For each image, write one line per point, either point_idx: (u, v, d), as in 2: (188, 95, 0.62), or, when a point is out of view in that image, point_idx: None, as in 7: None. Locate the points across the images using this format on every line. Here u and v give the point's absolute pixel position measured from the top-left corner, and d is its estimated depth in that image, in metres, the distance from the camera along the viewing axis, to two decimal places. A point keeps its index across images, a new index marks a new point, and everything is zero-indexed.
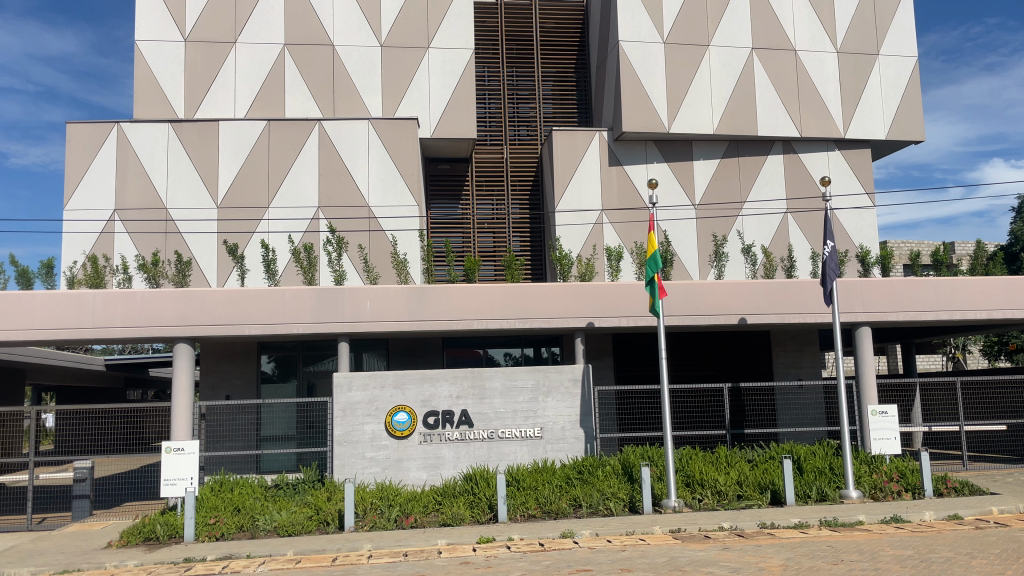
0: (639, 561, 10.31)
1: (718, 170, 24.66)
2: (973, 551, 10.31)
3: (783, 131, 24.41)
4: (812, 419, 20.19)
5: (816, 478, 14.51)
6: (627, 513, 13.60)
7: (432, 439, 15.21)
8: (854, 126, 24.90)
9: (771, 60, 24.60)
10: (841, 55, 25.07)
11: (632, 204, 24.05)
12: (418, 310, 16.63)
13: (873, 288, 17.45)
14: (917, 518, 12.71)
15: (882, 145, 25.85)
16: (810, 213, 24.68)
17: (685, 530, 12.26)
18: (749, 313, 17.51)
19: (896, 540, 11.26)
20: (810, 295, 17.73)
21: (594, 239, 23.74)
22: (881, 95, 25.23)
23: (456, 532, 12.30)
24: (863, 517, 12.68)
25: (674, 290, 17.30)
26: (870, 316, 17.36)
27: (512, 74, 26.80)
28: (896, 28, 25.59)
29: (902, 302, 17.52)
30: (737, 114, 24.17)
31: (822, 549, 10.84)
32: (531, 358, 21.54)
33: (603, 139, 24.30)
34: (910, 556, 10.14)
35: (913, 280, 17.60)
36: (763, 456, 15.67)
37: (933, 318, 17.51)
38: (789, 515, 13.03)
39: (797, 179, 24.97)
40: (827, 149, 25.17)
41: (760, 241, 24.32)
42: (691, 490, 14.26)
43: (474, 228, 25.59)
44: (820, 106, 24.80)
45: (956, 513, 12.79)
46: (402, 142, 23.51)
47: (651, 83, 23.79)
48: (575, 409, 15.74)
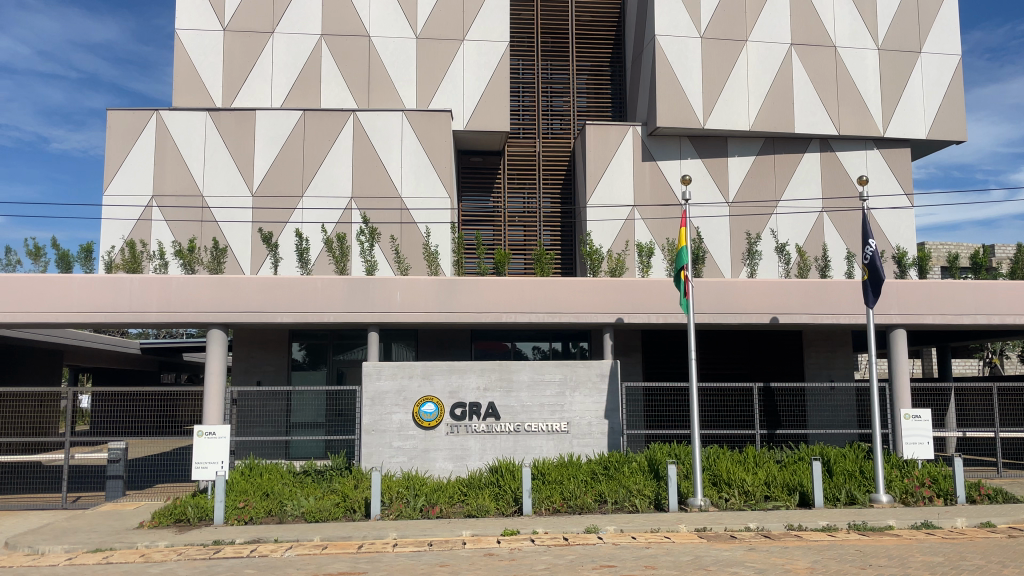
0: (663, 559, 10.29)
1: (753, 167, 24.37)
2: (1006, 560, 10.14)
3: (820, 128, 24.05)
4: (842, 421, 19.98)
5: (845, 481, 14.36)
6: (652, 510, 13.58)
7: (458, 431, 15.29)
8: (894, 124, 24.44)
9: (810, 56, 24.24)
10: (881, 52, 24.62)
11: (665, 201, 23.90)
12: (451, 302, 16.71)
13: (910, 289, 17.11)
14: (949, 524, 12.52)
15: (922, 145, 25.35)
16: (846, 212, 24.28)
17: (710, 530, 12.20)
18: (781, 313, 17.29)
19: (927, 547, 11.08)
20: (846, 295, 17.47)
21: (626, 234, 23.64)
22: (922, 94, 24.73)
23: (481, 523, 12.37)
24: (893, 522, 12.52)
25: (705, 287, 17.17)
26: (906, 318, 17.01)
27: (547, 67, 26.68)
28: (939, 25, 25.07)
29: (939, 305, 17.14)
30: (774, 111, 23.85)
31: (850, 552, 10.72)
32: (559, 353, 21.53)
33: (637, 133, 24.17)
34: (941, 563, 10.00)
35: (951, 283, 17.21)
36: (791, 457, 15.52)
37: (970, 322, 17.16)
38: (816, 517, 12.90)
39: (832, 177, 24.58)
40: (865, 147, 24.76)
41: (793, 240, 24.00)
42: (718, 489, 14.20)
43: (505, 221, 25.58)
44: (859, 104, 24.40)
45: (989, 521, 12.57)
46: (436, 134, 23.60)
47: (686, 79, 23.56)
48: (601, 405, 15.72)
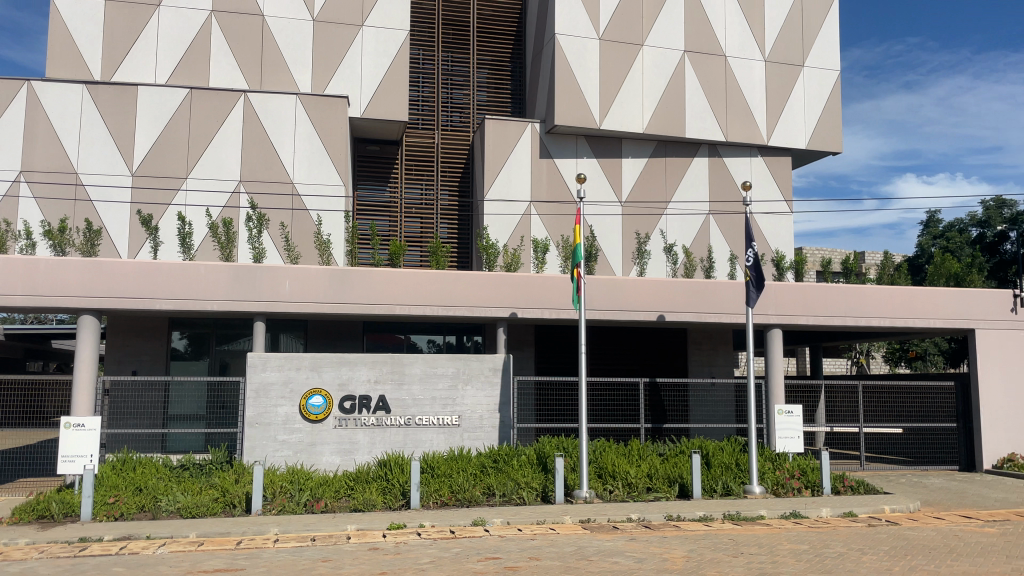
0: (547, 550, 10.45)
1: (646, 169, 25.04)
2: (864, 547, 10.87)
3: (709, 134, 24.97)
4: (722, 416, 20.84)
5: (722, 473, 15.01)
6: (538, 502, 13.77)
7: (346, 424, 15.02)
8: (777, 133, 25.66)
9: (702, 64, 25.11)
10: (767, 64, 25.77)
11: (560, 198, 24.25)
12: (343, 293, 16.38)
13: (787, 291, 18.00)
14: (815, 514, 13.29)
15: (802, 155, 26.73)
16: (732, 217, 25.34)
17: (594, 521, 12.49)
18: (668, 311, 17.87)
19: (794, 535, 11.72)
20: (728, 296, 18.20)
21: (522, 229, 23.83)
22: (804, 107, 26.07)
23: (367, 517, 12.19)
24: (764, 511, 13.18)
25: (596, 284, 17.52)
26: (782, 318, 17.90)
27: (448, 59, 26.55)
28: (821, 42, 26.46)
29: (812, 306, 18.12)
30: (667, 115, 24.58)
31: (724, 541, 11.21)
32: (452, 346, 21.47)
33: (535, 130, 24.39)
34: (806, 550, 10.60)
35: (824, 286, 18.22)
36: (673, 450, 16.07)
37: (840, 323, 18.21)
38: (694, 507, 13.41)
39: (720, 182, 25.57)
40: (750, 155, 25.88)
41: (682, 241, 24.84)
42: (603, 481, 14.57)
43: (401, 213, 25.29)
44: (746, 112, 25.47)
45: (851, 511, 13.43)
46: (331, 120, 23.07)
47: (585, 79, 23.95)
48: (493, 399, 15.81)
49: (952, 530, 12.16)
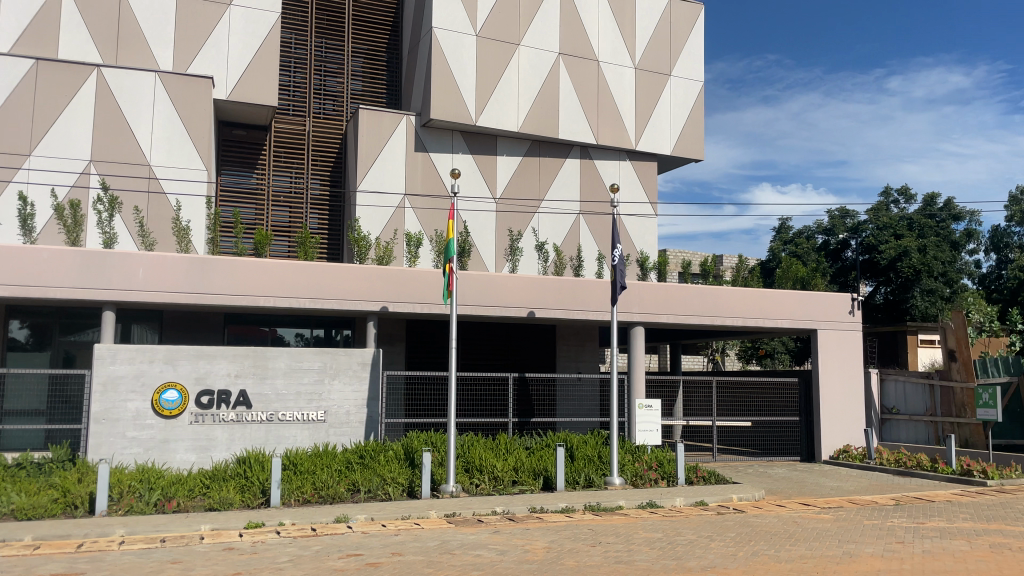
0: (410, 545, 10.42)
1: (519, 167, 25.37)
2: (712, 534, 11.50)
3: (581, 136, 25.61)
4: (587, 410, 21.45)
5: (585, 466, 15.47)
6: (404, 497, 13.69)
7: (203, 420, 14.37)
8: (645, 138, 26.66)
9: (576, 67, 25.71)
10: (637, 71, 26.71)
11: (434, 192, 24.18)
12: (202, 282, 15.65)
13: (650, 291, 18.75)
14: (670, 503, 13.93)
15: (668, 160, 27.90)
16: (601, 217, 26.12)
17: (459, 514, 12.55)
18: (538, 308, 18.21)
19: (649, 524, 12.24)
20: (594, 294, 18.74)
21: (395, 223, 23.59)
22: (670, 114, 27.21)
23: (223, 517, 11.71)
24: (623, 502, 13.69)
25: (468, 279, 17.62)
26: (644, 317, 18.62)
27: (321, 45, 25.88)
28: (687, 53, 27.69)
29: (673, 306, 18.96)
30: (541, 115, 25.01)
31: (584, 532, 11.56)
32: (321, 340, 20.91)
33: (410, 123, 24.18)
34: (660, 538, 11.11)
35: (684, 286, 19.11)
36: (539, 443, 16.42)
37: (697, 322, 19.15)
38: (557, 499, 13.75)
39: (590, 183, 26.28)
40: (620, 158, 26.76)
41: (553, 239, 25.36)
42: (470, 475, 14.68)
43: (268, 201, 24.43)
44: (616, 116, 26.30)
45: (702, 500, 14.18)
46: (195, 101, 21.97)
47: (461, 75, 23.98)
48: (361, 394, 15.57)
49: (791, 517, 13.07)
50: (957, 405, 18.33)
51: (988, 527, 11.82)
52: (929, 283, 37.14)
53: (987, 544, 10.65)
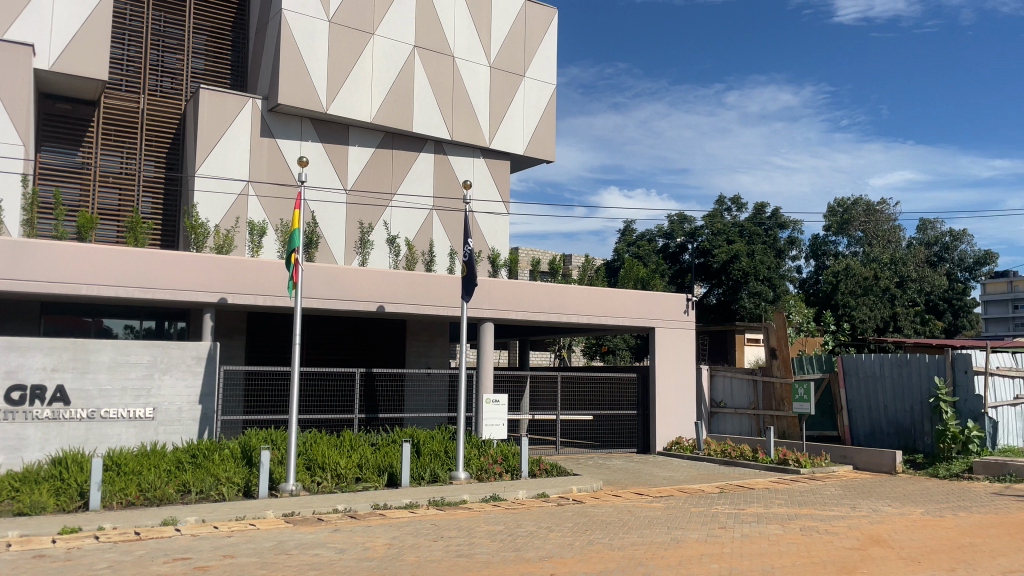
0: (244, 546, 9.97)
1: (372, 159, 24.93)
2: (551, 525, 11.80)
3: (435, 131, 25.55)
4: (435, 405, 21.39)
5: (431, 461, 15.45)
6: (239, 498, 13.09)
7: (13, 418, 13.10)
8: (498, 137, 26.99)
9: (431, 61, 25.60)
10: (492, 70, 26.98)
11: (281, 180, 23.32)
12: (13, 267, 14.27)
13: (500, 287, 18.96)
14: (512, 496, 14.16)
15: (520, 160, 28.37)
16: (453, 213, 26.18)
17: (298, 513, 12.16)
18: (387, 302, 17.96)
19: (491, 517, 12.40)
20: (444, 289, 18.70)
21: (238, 210, 22.54)
22: (523, 114, 27.69)
23: (33, 523, 10.72)
24: (466, 496, 13.77)
25: (314, 271, 17.10)
26: (494, 313, 18.82)
27: (159, 18, 24.29)
28: (540, 55, 28.28)
29: (522, 302, 19.27)
30: (394, 108, 24.71)
31: (426, 527, 11.53)
32: (152, 333, 19.83)
33: (256, 107, 23.19)
34: (501, 531, 11.27)
35: (533, 284, 19.47)
36: (385, 439, 16.21)
37: (545, 319, 19.57)
38: (400, 495, 13.63)
39: (443, 179, 26.26)
40: (473, 155, 26.91)
41: (405, 233, 25.11)
42: (311, 473, 14.26)
43: (95, 182, 22.59)
44: (470, 113, 26.43)
45: (544, 492, 14.53)
46: (11, 69, 19.98)
47: (312, 61, 23.26)
48: (194, 389, 14.75)
49: (626, 506, 13.66)
50: (777, 399, 19.83)
51: (799, 511, 12.87)
52: (756, 285, 39.91)
53: (797, 528, 11.59)
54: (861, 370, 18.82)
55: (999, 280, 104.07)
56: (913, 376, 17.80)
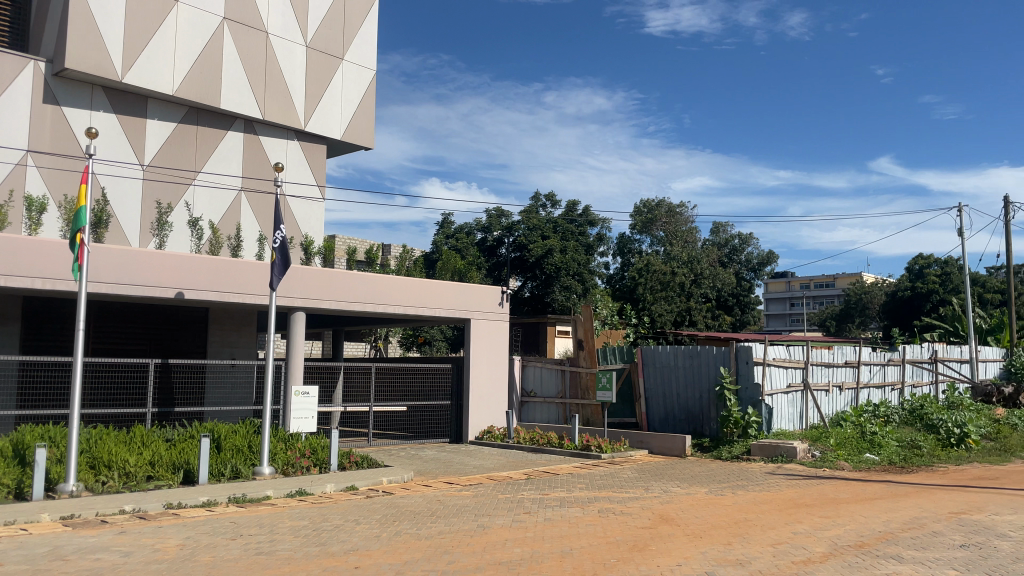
0: (12, 554, 8.97)
1: (174, 134, 23.27)
2: (358, 518, 11.63)
3: (245, 110, 24.34)
4: (239, 399, 20.36)
5: (232, 456, 14.71)
6: (8, 502, 11.75)
7: None
8: (313, 120, 26.22)
9: (242, 36, 24.29)
10: (309, 50, 26.07)
11: (67, 152, 21.20)
12: None
13: (312, 275, 18.34)
14: (319, 490, 13.79)
15: (337, 145, 27.73)
16: (263, 197, 25.06)
17: (79, 516, 11.12)
18: (187, 289, 16.83)
19: (296, 512, 12.01)
20: (252, 276, 17.84)
21: (13, 182, 20.21)
22: (340, 99, 27.08)
23: None
24: (270, 492, 13.24)
25: (103, 254, 15.73)
26: (306, 302, 18.17)
27: None
28: (360, 39, 27.73)
29: (335, 292, 18.76)
30: (201, 82, 23.23)
31: (223, 525, 10.94)
32: None
33: (38, 69, 20.89)
34: (305, 526, 10.94)
35: (347, 273, 18.99)
36: (182, 435, 15.23)
37: (359, 310, 19.16)
38: (197, 493, 12.83)
39: (254, 160, 25.03)
40: (287, 137, 25.89)
41: (208, 216, 23.73)
42: (97, 472, 13.08)
43: None
44: (284, 94, 25.43)
45: (353, 485, 14.27)
46: None
47: (106, 24, 21.29)
48: None
49: (435, 496, 13.74)
50: (582, 388, 20.81)
51: (598, 494, 13.55)
52: (567, 280, 41.52)
53: (596, 510, 12.20)
54: (657, 361, 20.14)
55: (778, 280, 115.50)
56: (702, 366, 19.27)
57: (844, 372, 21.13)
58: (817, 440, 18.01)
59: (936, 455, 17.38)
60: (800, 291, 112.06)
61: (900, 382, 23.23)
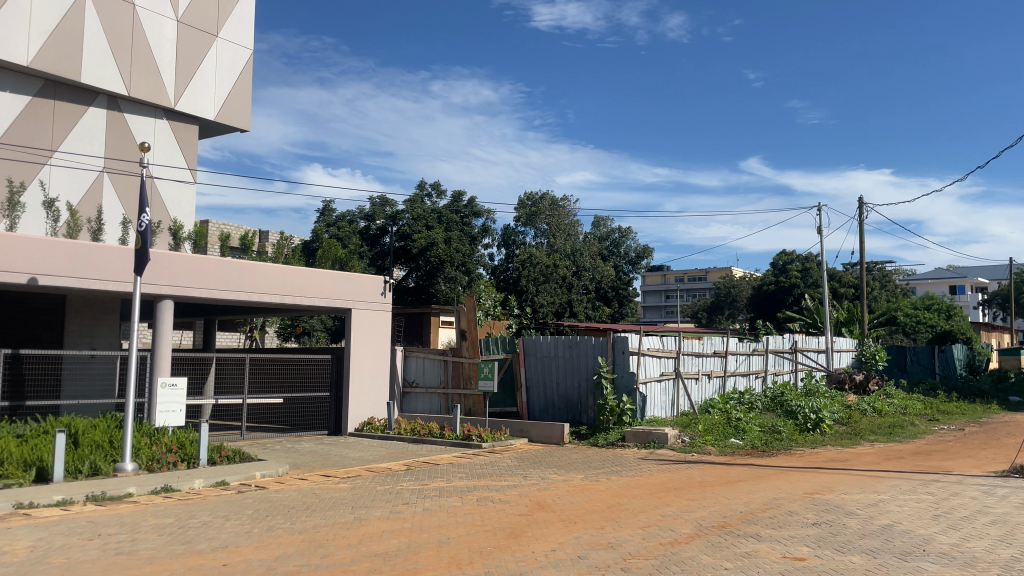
0: None
1: (28, 108, 21.58)
2: (228, 513, 11.21)
3: (110, 85, 22.94)
4: (99, 392, 19.16)
5: (91, 453, 13.85)
6: None
7: None
8: (185, 100, 25.14)
9: (107, 6, 22.81)
10: (180, 25, 24.90)
11: None
12: None
13: (181, 262, 17.49)
14: (187, 487, 13.18)
15: (210, 126, 26.79)
16: (128, 178, 23.83)
17: None
18: (41, 275, 15.65)
19: (161, 510, 11.45)
20: (114, 261, 16.83)
21: None
22: (214, 78, 26.16)
23: None
24: (133, 489, 12.54)
25: None
26: (175, 290, 17.30)
27: None
28: (235, 17, 26.84)
29: (208, 280, 17.96)
30: (60, 53, 21.63)
31: (79, 525, 10.28)
32: None
33: None
34: (170, 524, 10.44)
35: (220, 261, 18.22)
36: (33, 430, 14.20)
37: (233, 298, 18.43)
38: (51, 492, 11.98)
39: (118, 139, 23.71)
40: (156, 116, 24.67)
41: (66, 197, 22.27)
42: None
43: None
44: (154, 71, 24.20)
45: (223, 480, 13.74)
46: None
47: None
48: None
49: (311, 489, 13.44)
50: (464, 378, 20.81)
51: (477, 483, 13.65)
52: (451, 272, 41.41)
53: (474, 499, 12.28)
54: (538, 351, 20.44)
55: (654, 273, 119.83)
56: (581, 356, 19.71)
57: (712, 361, 22.16)
58: (687, 426, 18.82)
59: (794, 439, 18.52)
60: (675, 284, 116.63)
61: (763, 371, 24.59)
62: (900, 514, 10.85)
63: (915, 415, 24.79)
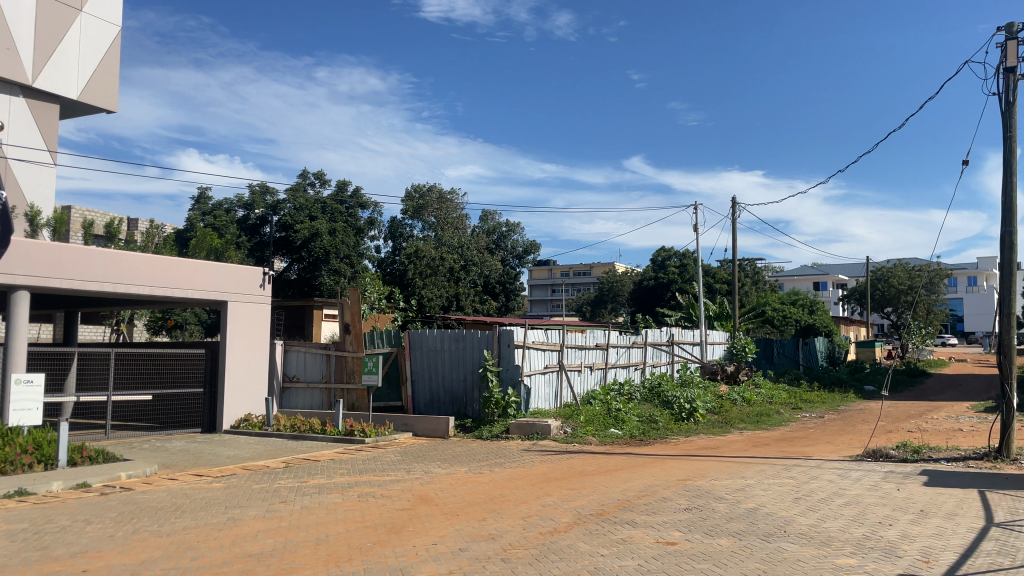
0: None
1: None
2: (90, 517, 10.56)
3: None
4: None
5: None
6: None
7: None
8: (45, 77, 24.12)
9: None
10: None
11: None
12: None
13: (40, 250, 16.26)
14: (43, 490, 12.31)
15: (73, 106, 25.82)
16: None
17: None
18: None
19: (13, 515, 10.65)
20: None
21: None
22: (77, 55, 25.31)
23: None
24: None
25: None
26: (31, 280, 16.06)
27: None
28: None
29: (70, 270, 16.78)
30: None
31: None
32: None
33: None
34: (23, 529, 9.73)
35: (84, 249, 17.08)
36: None
37: (98, 289, 17.30)
38: None
39: None
40: (10, 93, 23.38)
41: None
42: None
43: None
44: (9, 45, 23.03)
45: (85, 482, 12.92)
46: None
47: None
48: None
49: (181, 489, 12.85)
50: (348, 372, 20.52)
51: (358, 479, 13.45)
52: (336, 263, 40.50)
53: (354, 495, 12.09)
54: (424, 345, 20.35)
55: (541, 268, 121.60)
56: (467, 349, 19.79)
57: (595, 354, 22.70)
58: (569, 418, 19.20)
59: (669, 428, 19.27)
60: (560, 279, 118.73)
61: (642, 362, 25.43)
62: (764, 497, 11.49)
63: (781, 403, 26.32)
